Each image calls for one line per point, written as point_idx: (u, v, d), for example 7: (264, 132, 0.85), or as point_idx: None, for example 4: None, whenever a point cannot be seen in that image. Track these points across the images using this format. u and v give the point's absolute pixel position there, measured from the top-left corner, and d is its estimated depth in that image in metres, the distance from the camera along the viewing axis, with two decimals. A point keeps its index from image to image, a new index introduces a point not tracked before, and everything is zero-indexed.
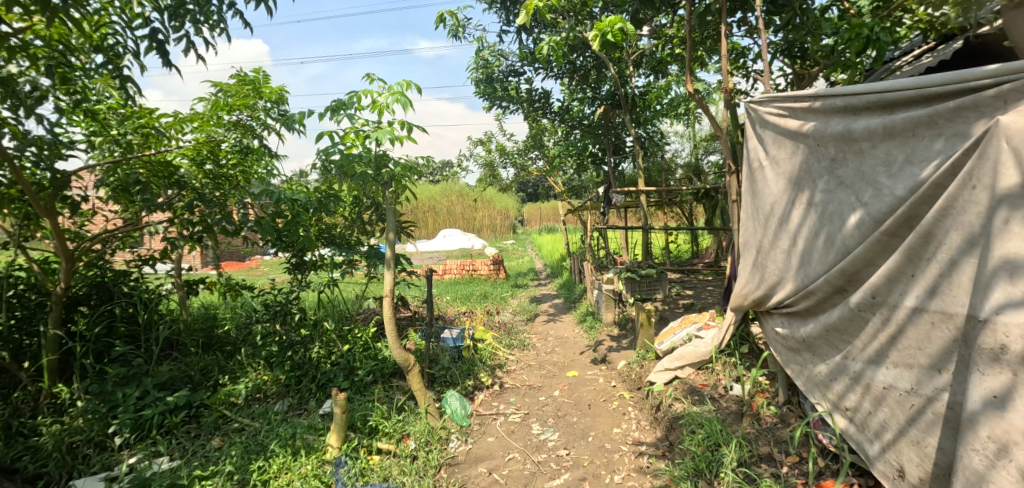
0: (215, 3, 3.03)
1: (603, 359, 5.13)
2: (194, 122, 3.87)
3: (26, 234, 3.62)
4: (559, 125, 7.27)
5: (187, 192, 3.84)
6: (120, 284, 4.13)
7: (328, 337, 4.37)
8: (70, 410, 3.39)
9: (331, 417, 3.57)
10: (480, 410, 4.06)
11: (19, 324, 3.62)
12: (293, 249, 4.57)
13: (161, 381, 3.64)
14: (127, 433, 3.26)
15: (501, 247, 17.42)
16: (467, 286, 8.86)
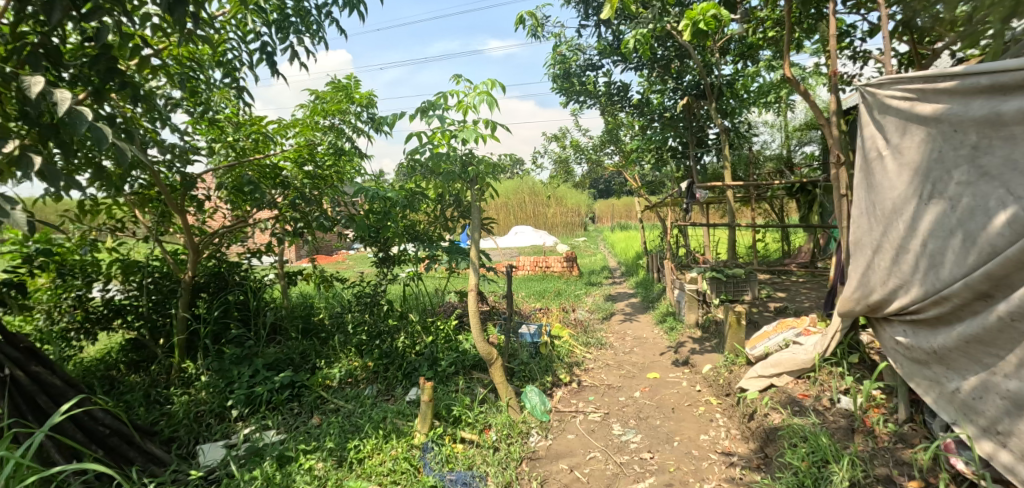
0: (313, 12, 3.33)
1: (686, 362, 4.93)
2: (296, 127, 4.16)
3: (161, 230, 4.07)
4: (638, 120, 7.07)
5: (289, 192, 4.21)
6: (233, 276, 4.53)
7: (413, 330, 4.49)
8: (196, 383, 3.78)
9: (417, 404, 3.72)
10: (559, 406, 4.05)
11: (155, 306, 4.09)
12: (379, 244, 4.77)
13: (270, 361, 3.97)
14: (242, 407, 3.58)
15: (574, 243, 17.24)
16: (541, 283, 8.85)
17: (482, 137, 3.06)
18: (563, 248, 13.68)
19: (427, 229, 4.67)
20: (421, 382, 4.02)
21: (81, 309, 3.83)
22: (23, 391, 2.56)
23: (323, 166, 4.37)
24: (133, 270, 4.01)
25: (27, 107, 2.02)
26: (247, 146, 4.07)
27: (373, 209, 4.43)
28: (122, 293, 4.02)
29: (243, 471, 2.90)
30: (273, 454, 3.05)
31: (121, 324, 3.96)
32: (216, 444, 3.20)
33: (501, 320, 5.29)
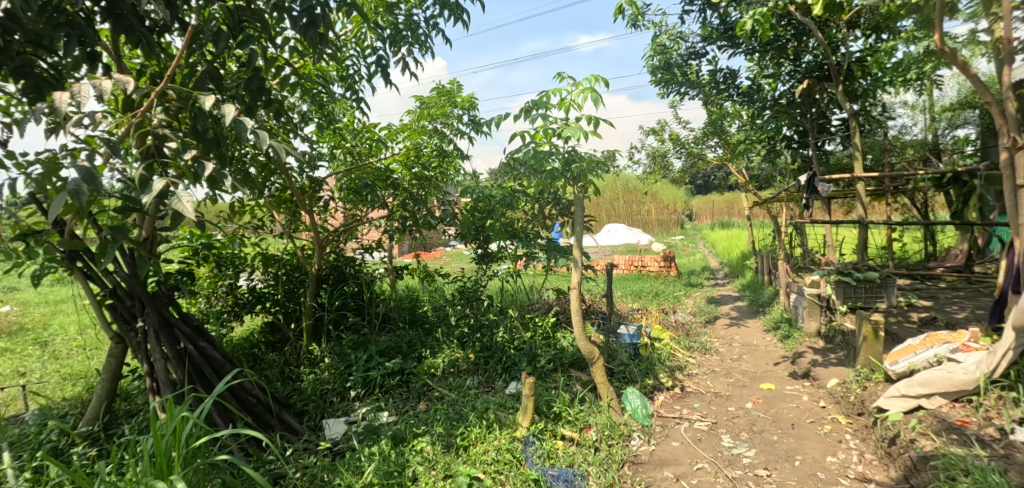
0: (423, 25, 3.45)
1: (806, 374, 4.50)
2: (408, 131, 4.33)
3: (293, 226, 4.46)
4: (747, 108, 6.56)
5: (399, 192, 4.42)
6: (349, 271, 4.81)
7: (511, 324, 4.55)
8: (320, 364, 4.11)
9: (518, 398, 3.73)
10: (662, 411, 3.87)
11: (287, 296, 4.50)
12: (478, 240, 4.78)
13: (383, 347, 4.21)
14: (359, 388, 3.83)
15: (670, 243, 16.49)
16: (636, 283, 8.53)
17: (586, 135, 2.97)
18: (659, 247, 13.13)
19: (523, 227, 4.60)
20: (521, 377, 4.03)
21: (231, 296, 4.31)
22: (193, 362, 2.94)
23: (430, 167, 4.52)
24: (271, 262, 4.46)
25: (199, 121, 2.32)
26: (366, 149, 4.30)
27: (476, 202, 4.46)
28: (263, 282, 4.46)
29: (363, 447, 3.05)
30: (389, 433, 3.18)
31: (261, 309, 4.40)
32: (340, 418, 3.45)
33: (599, 319, 5.18)
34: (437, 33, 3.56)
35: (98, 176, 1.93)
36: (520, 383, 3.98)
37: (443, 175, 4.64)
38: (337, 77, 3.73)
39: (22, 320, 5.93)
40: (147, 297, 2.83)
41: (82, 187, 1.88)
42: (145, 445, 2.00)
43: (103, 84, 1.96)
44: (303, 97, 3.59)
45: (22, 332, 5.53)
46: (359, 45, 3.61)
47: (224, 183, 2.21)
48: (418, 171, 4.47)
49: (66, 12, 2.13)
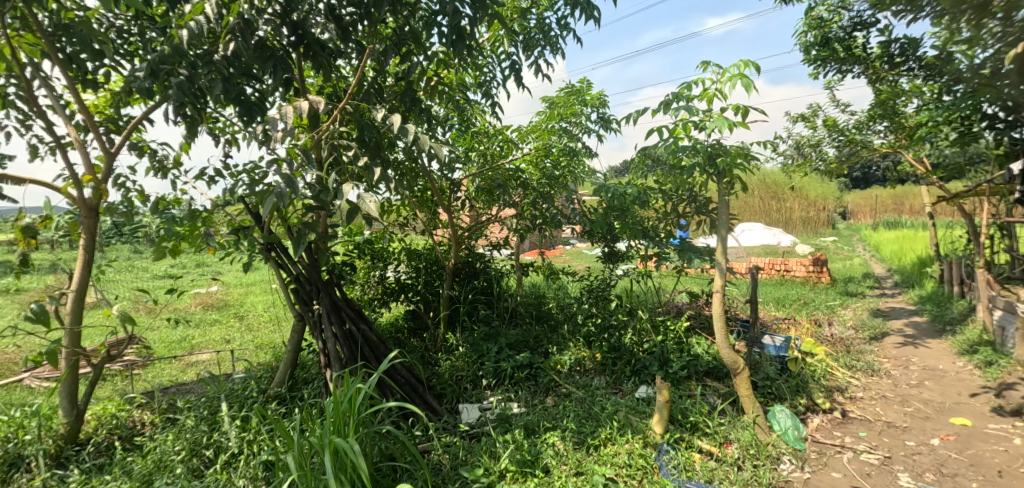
0: (555, 26, 3.41)
1: (1017, 412, 3.73)
2: (539, 130, 4.27)
3: (432, 225, 4.64)
4: (932, 85, 5.59)
5: (529, 191, 4.33)
6: (479, 266, 4.88)
7: (641, 327, 4.21)
8: (455, 352, 4.28)
9: (649, 403, 3.55)
10: (818, 436, 3.45)
11: (426, 288, 4.73)
12: (605, 238, 4.59)
13: (513, 340, 4.24)
14: (490, 378, 3.92)
15: (822, 244, 14.73)
16: (782, 289, 7.73)
17: (734, 125, 2.74)
18: (806, 248, 11.79)
19: (655, 227, 4.24)
20: (651, 381, 3.83)
21: (381, 285, 4.62)
22: (355, 342, 3.24)
23: (561, 165, 4.35)
24: (414, 256, 4.74)
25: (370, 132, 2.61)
26: (498, 151, 4.28)
27: (608, 201, 4.07)
28: (406, 274, 4.74)
29: (498, 433, 3.13)
30: (520, 423, 3.22)
31: (404, 298, 4.67)
32: (475, 405, 3.57)
33: (739, 328, 4.67)
34: (568, 33, 3.43)
35: (296, 180, 2.24)
36: (651, 386, 3.80)
37: (572, 174, 4.42)
38: (475, 80, 3.83)
39: (224, 298, 7.10)
40: (321, 283, 3.16)
41: (285, 190, 2.21)
42: (325, 411, 2.28)
43: (302, 105, 2.29)
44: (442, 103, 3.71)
45: (224, 307, 6.62)
46: (494, 50, 3.64)
47: (390, 185, 2.43)
48: (549, 167, 4.32)
49: (270, 46, 2.50)
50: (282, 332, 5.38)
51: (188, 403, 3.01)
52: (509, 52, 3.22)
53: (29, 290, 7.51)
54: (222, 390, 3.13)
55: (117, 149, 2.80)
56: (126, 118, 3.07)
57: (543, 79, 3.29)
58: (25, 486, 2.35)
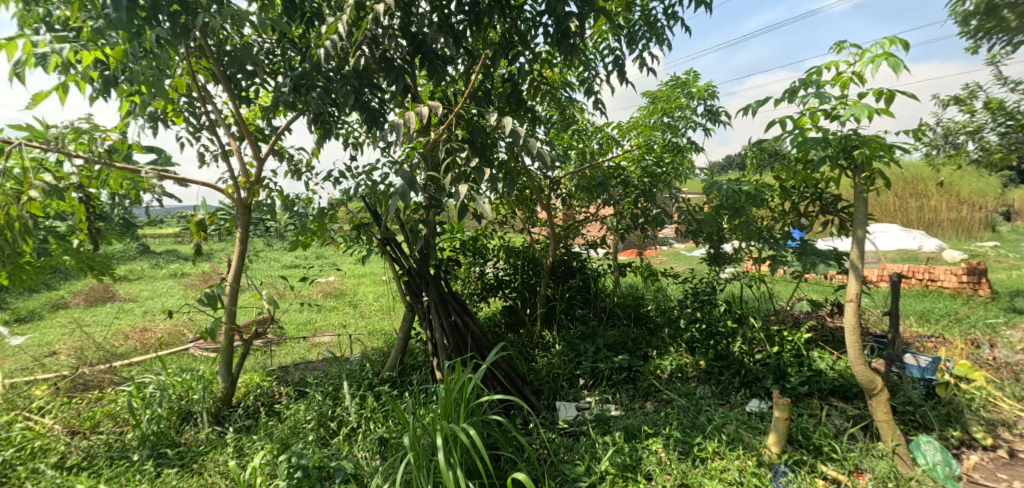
0: (662, 18, 3.31)
1: None
2: (643, 126, 4.07)
3: (531, 223, 4.48)
4: None
5: (630, 189, 4.05)
6: (575, 266, 4.67)
7: (752, 335, 3.79)
8: (552, 349, 4.14)
9: (762, 418, 3.20)
10: (978, 477, 2.77)
11: (521, 286, 4.60)
12: (711, 239, 4.23)
13: (611, 341, 4.03)
14: (587, 377, 3.77)
15: (979, 251, 12.69)
16: (927, 303, 6.73)
17: (877, 111, 2.41)
18: (958, 256, 10.23)
19: (771, 227, 3.90)
20: (764, 395, 3.46)
21: (480, 281, 4.58)
22: (461, 334, 3.32)
23: (664, 162, 4.11)
24: (512, 253, 4.61)
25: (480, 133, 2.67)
26: (598, 148, 4.17)
27: (718, 198, 3.74)
28: (504, 271, 4.65)
29: (597, 435, 3.03)
30: (620, 427, 3.09)
31: (501, 294, 4.60)
32: (572, 403, 3.50)
33: (873, 344, 4.11)
34: (675, 23, 3.34)
35: (416, 181, 2.39)
36: (765, 401, 3.44)
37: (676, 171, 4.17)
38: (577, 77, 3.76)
39: (340, 288, 7.73)
40: (430, 277, 3.27)
41: (406, 191, 2.36)
42: (438, 396, 2.42)
43: (421, 111, 2.37)
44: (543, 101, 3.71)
45: (341, 296, 7.23)
46: (598, 46, 3.57)
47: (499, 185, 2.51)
48: (651, 163, 4.07)
49: (393, 59, 2.72)
50: (391, 321, 5.79)
51: (316, 379, 3.36)
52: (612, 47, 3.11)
53: (189, 275, 8.77)
54: (344, 370, 3.44)
55: (264, 156, 3.20)
56: (271, 129, 3.51)
57: (647, 72, 3.14)
58: (193, 438, 2.78)
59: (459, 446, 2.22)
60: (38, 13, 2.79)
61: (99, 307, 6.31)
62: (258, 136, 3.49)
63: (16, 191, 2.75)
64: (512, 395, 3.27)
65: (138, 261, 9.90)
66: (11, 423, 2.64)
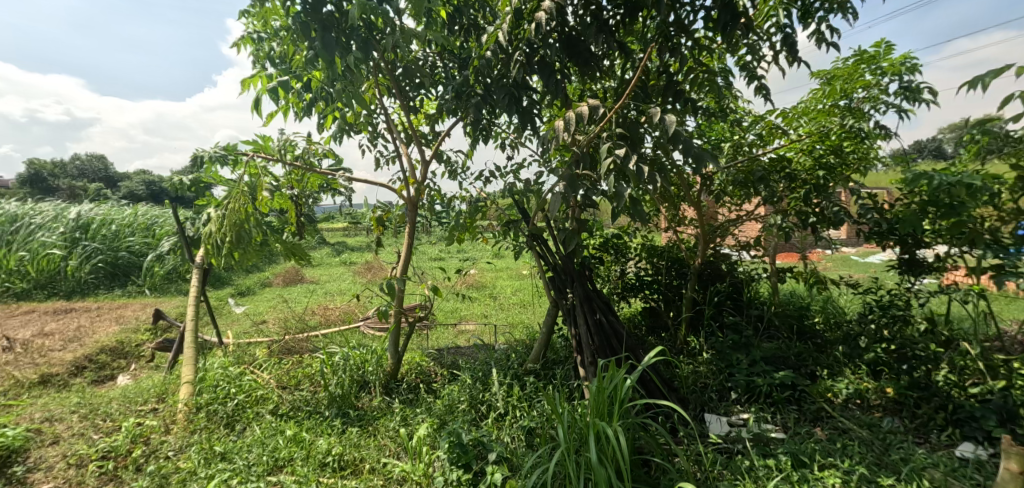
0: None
1: None
2: (816, 110, 3.23)
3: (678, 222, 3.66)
4: None
5: (797, 184, 3.35)
6: (725, 269, 3.75)
7: (963, 364, 2.99)
8: (699, 357, 3.43)
9: (983, 468, 2.37)
10: None
11: (667, 292, 3.79)
12: (903, 241, 3.42)
13: (770, 354, 3.25)
14: (741, 391, 3.06)
15: None
16: None
17: None
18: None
19: (996, 228, 3.07)
20: (982, 439, 2.57)
21: (620, 280, 3.82)
22: (604, 333, 3.14)
23: (843, 151, 3.25)
24: (655, 252, 3.80)
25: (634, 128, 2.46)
26: (755, 140, 3.36)
27: (925, 192, 3.08)
28: (646, 271, 3.85)
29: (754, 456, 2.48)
30: (785, 450, 2.49)
31: (642, 296, 3.82)
32: (724, 418, 2.88)
33: None
34: None
35: (574, 183, 2.39)
36: (982, 446, 2.55)
37: (860, 163, 3.31)
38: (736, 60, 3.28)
39: (483, 281, 8.11)
40: (575, 272, 3.19)
41: (563, 193, 2.38)
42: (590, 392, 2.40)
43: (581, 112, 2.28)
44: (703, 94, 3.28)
45: (482, 289, 7.63)
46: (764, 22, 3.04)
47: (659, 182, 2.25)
48: (823, 153, 3.24)
49: (546, 59, 2.76)
50: (529, 315, 5.99)
51: (467, 363, 3.62)
52: (781, 24, 2.74)
53: (358, 263, 9.93)
54: (491, 357, 3.65)
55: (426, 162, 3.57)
56: (432, 134, 3.87)
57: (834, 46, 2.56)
58: (368, 403, 3.21)
59: (612, 446, 2.19)
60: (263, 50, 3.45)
61: (294, 287, 7.47)
62: (423, 141, 3.87)
63: (248, 192, 3.49)
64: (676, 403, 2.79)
65: (320, 249, 11.53)
66: (241, 375, 3.29)
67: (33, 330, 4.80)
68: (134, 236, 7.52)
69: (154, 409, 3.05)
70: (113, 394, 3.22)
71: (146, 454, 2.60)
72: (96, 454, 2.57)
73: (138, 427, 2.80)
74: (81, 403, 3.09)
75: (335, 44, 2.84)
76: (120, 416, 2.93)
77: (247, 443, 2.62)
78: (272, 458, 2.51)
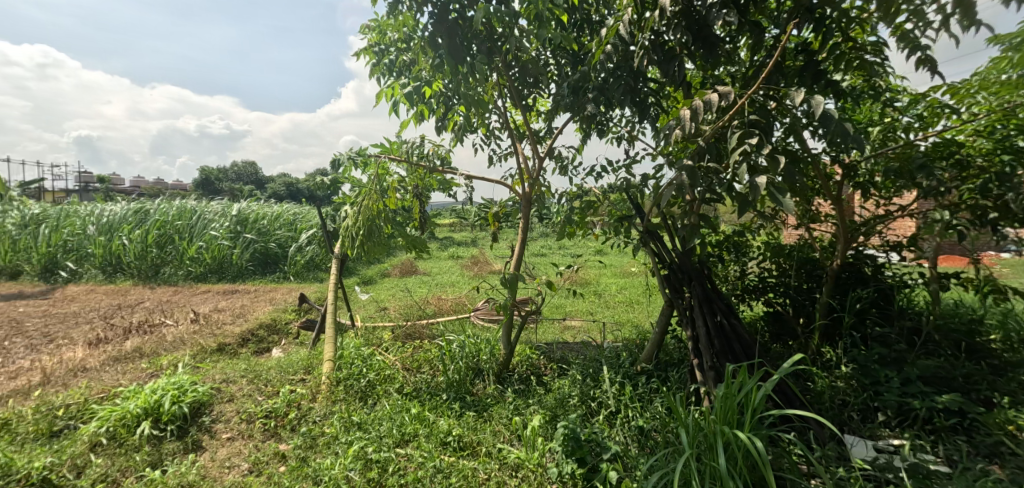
0: None
1: None
2: (999, 83, 2.52)
3: (806, 219, 3.05)
4: None
5: (970, 172, 2.59)
6: (870, 272, 3.04)
7: None
8: (835, 370, 2.81)
9: None
10: None
11: (799, 298, 3.27)
12: None
13: (930, 372, 2.52)
14: (890, 414, 2.45)
15: None
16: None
17: None
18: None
19: None
20: None
21: (740, 281, 3.46)
22: (725, 335, 3.00)
23: None
24: (783, 253, 3.32)
25: (767, 118, 2.29)
26: (912, 123, 2.54)
27: None
28: (771, 271, 3.42)
29: None
30: None
31: (765, 300, 3.38)
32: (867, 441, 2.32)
33: None
34: None
35: (697, 173, 2.24)
36: None
37: None
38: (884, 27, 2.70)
39: (586, 277, 8.04)
40: (693, 270, 3.08)
41: (685, 183, 2.24)
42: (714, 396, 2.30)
43: (710, 97, 2.17)
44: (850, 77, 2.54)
45: (586, 285, 7.58)
46: None
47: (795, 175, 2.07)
48: (1008, 134, 2.53)
49: (673, 48, 2.69)
50: (638, 314, 5.83)
51: (576, 358, 3.63)
52: None
53: (466, 257, 10.33)
54: (601, 355, 3.59)
55: (540, 161, 3.63)
56: (545, 131, 3.95)
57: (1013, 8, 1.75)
58: (483, 390, 3.36)
59: (741, 455, 2.09)
60: (382, 63, 3.72)
61: (410, 278, 7.96)
62: (537, 139, 3.94)
63: (379, 190, 3.81)
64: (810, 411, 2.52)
65: (433, 242, 12.16)
66: (372, 355, 3.61)
67: (208, 306, 5.63)
68: (280, 228, 8.47)
69: (303, 380, 3.45)
70: (271, 364, 3.69)
71: (298, 418, 2.97)
72: (261, 413, 2.99)
73: (292, 394, 3.20)
74: (248, 369, 3.58)
75: (459, 49, 3.03)
76: (278, 383, 3.37)
77: (379, 417, 2.89)
78: (400, 432, 2.75)
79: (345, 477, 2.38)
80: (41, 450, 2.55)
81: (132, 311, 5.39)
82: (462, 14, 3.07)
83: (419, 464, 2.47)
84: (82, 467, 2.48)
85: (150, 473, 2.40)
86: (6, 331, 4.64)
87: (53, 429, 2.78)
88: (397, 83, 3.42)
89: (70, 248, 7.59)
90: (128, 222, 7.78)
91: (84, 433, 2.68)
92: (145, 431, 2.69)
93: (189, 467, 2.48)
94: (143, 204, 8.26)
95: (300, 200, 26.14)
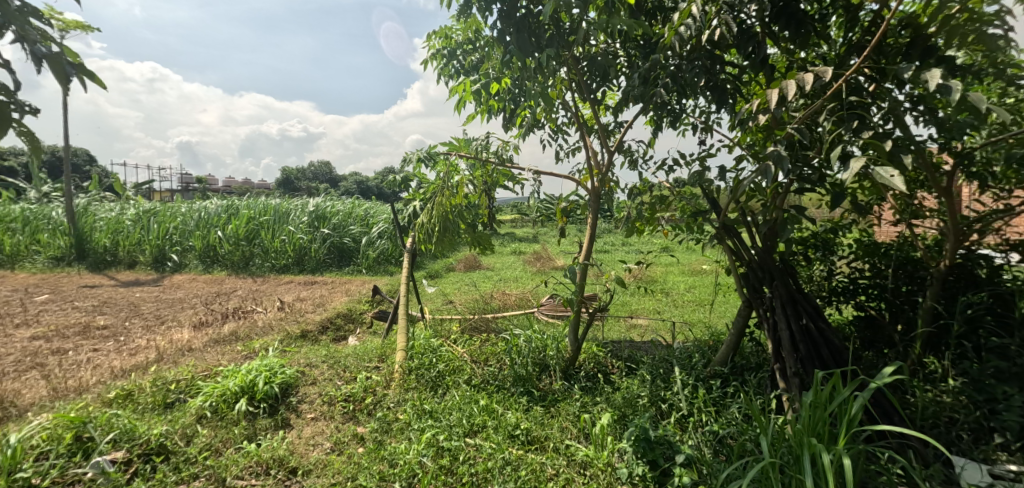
0: None
1: None
2: None
3: (906, 215, 2.79)
4: None
5: None
6: (983, 275, 2.74)
7: None
8: (940, 383, 2.52)
9: None
10: None
11: (897, 302, 3.00)
12: None
13: None
14: (1009, 435, 2.15)
15: None
16: None
17: None
18: None
19: None
20: None
21: (827, 283, 3.25)
22: (812, 340, 2.82)
23: None
24: (878, 252, 3.08)
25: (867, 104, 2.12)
26: None
27: None
28: (863, 271, 3.17)
29: None
30: None
31: (856, 304, 3.14)
32: (981, 465, 2.10)
33: None
34: None
35: (785, 158, 2.05)
36: None
37: None
38: None
39: (652, 275, 7.83)
40: (776, 270, 2.91)
41: (771, 168, 2.05)
42: (802, 405, 2.18)
43: (806, 77, 1.99)
44: (964, 53, 2.29)
45: (652, 283, 7.40)
46: None
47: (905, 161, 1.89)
48: None
49: (754, 32, 2.56)
50: (707, 314, 5.62)
51: (646, 357, 3.54)
52: None
53: (530, 252, 10.38)
54: (673, 356, 3.48)
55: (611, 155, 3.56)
56: (615, 125, 3.87)
57: None
58: (549, 386, 3.35)
59: (831, 472, 1.93)
60: (451, 65, 3.79)
61: (474, 272, 8.10)
62: (607, 133, 3.87)
63: (450, 186, 3.89)
64: (910, 427, 2.33)
65: (498, 239, 12.30)
66: (441, 346, 3.70)
67: (291, 296, 5.97)
68: (354, 223, 8.85)
69: (378, 367, 3.60)
70: (348, 352, 3.86)
71: (373, 403, 3.09)
72: (341, 397, 3.14)
73: (367, 380, 3.35)
74: (328, 355, 3.77)
75: (528, 44, 3.05)
76: (355, 369, 3.52)
77: (450, 406, 2.95)
78: (470, 422, 2.79)
79: (419, 463, 2.44)
80: (158, 418, 2.80)
81: (227, 298, 5.82)
82: (532, 10, 3.09)
83: (488, 454, 2.50)
84: (191, 435, 2.69)
85: (247, 446, 2.57)
86: (127, 313, 5.15)
87: (167, 400, 3.05)
88: (469, 84, 3.49)
89: (176, 240, 8.30)
90: (221, 217, 8.40)
91: (192, 406, 2.91)
92: (242, 407, 2.90)
93: (280, 442, 2.64)
94: (234, 201, 8.91)
95: (371, 197, 27.29)
